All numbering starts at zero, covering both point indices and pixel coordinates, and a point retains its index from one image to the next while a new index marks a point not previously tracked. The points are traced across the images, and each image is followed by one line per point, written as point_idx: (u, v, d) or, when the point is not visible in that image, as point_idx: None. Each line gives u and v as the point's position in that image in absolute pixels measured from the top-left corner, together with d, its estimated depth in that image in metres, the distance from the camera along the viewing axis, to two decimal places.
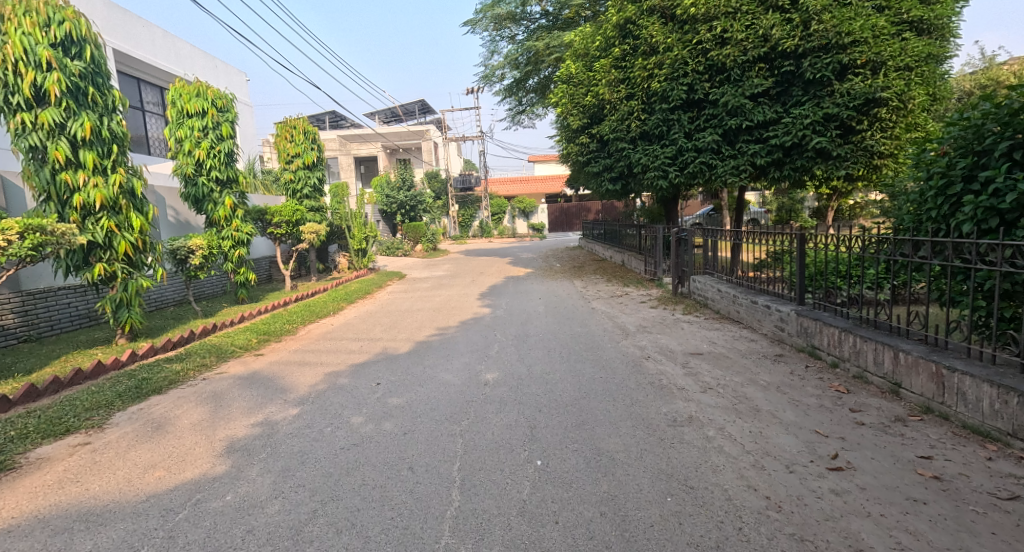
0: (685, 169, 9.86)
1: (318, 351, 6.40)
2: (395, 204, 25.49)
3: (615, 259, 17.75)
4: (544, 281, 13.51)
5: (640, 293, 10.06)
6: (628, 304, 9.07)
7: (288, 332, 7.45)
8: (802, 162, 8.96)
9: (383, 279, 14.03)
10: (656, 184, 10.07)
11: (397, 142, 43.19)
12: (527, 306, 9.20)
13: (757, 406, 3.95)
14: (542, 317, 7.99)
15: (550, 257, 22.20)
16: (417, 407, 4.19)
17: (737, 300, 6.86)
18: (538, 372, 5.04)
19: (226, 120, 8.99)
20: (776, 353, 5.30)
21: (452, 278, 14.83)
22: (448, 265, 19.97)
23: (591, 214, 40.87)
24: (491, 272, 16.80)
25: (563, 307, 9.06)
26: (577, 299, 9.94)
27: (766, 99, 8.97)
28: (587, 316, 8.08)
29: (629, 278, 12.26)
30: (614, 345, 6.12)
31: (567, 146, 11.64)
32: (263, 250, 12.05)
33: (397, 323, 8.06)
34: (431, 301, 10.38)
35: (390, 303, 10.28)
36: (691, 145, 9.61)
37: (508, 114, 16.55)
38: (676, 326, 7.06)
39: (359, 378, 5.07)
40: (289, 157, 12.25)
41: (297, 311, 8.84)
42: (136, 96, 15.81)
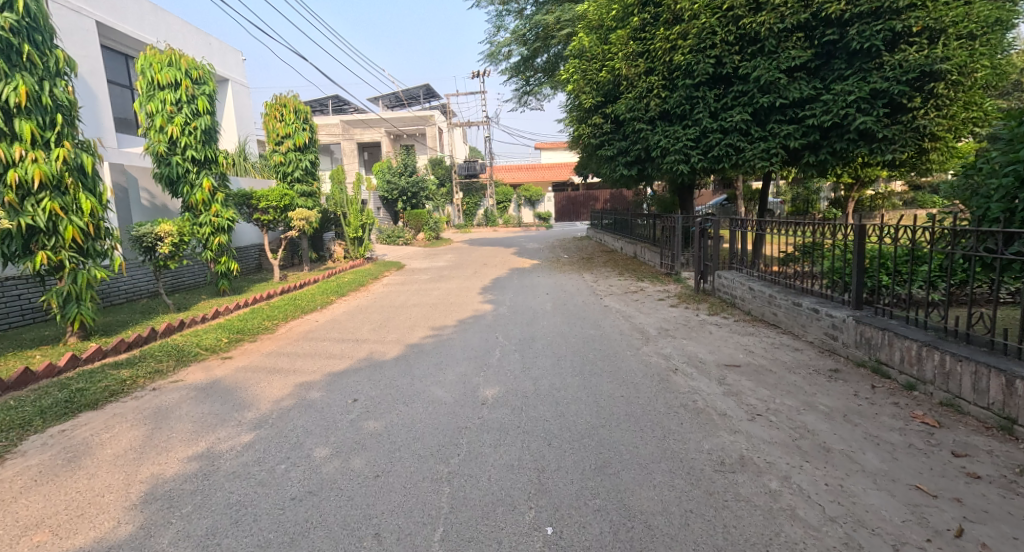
0: (709, 153, 9.03)
1: (295, 353, 5.60)
2: (397, 190, 24.66)
3: (626, 250, 16.90)
4: (551, 273, 12.70)
5: (657, 289, 9.22)
6: (645, 301, 8.23)
7: (266, 330, 6.68)
8: (842, 145, 8.10)
9: (380, 270, 13.24)
10: (677, 169, 9.26)
11: (401, 128, 42.24)
12: (534, 303, 8.38)
13: (824, 444, 3.14)
14: (550, 317, 7.16)
15: (557, 247, 21.40)
16: (398, 436, 3.39)
17: (774, 301, 6.03)
18: (547, 388, 4.23)
19: (204, 93, 8.13)
20: (830, 368, 4.46)
21: (454, 269, 14.04)
22: (449, 254, 19.16)
23: (599, 203, 39.89)
24: (494, 263, 16.01)
25: (573, 303, 8.24)
26: (588, 295, 9.10)
27: (803, 74, 8.11)
28: (600, 315, 7.26)
29: (642, 272, 11.41)
30: (634, 352, 5.32)
31: (578, 128, 10.79)
32: (250, 238, 11.26)
33: (389, 321, 7.26)
34: (429, 295, 9.58)
35: (385, 297, 9.49)
36: (716, 125, 8.78)
37: (514, 96, 15.62)
38: (703, 329, 6.22)
39: (335, 392, 4.28)
40: (279, 138, 11.46)
41: (281, 305, 8.06)
42: (123, 74, 14.96)
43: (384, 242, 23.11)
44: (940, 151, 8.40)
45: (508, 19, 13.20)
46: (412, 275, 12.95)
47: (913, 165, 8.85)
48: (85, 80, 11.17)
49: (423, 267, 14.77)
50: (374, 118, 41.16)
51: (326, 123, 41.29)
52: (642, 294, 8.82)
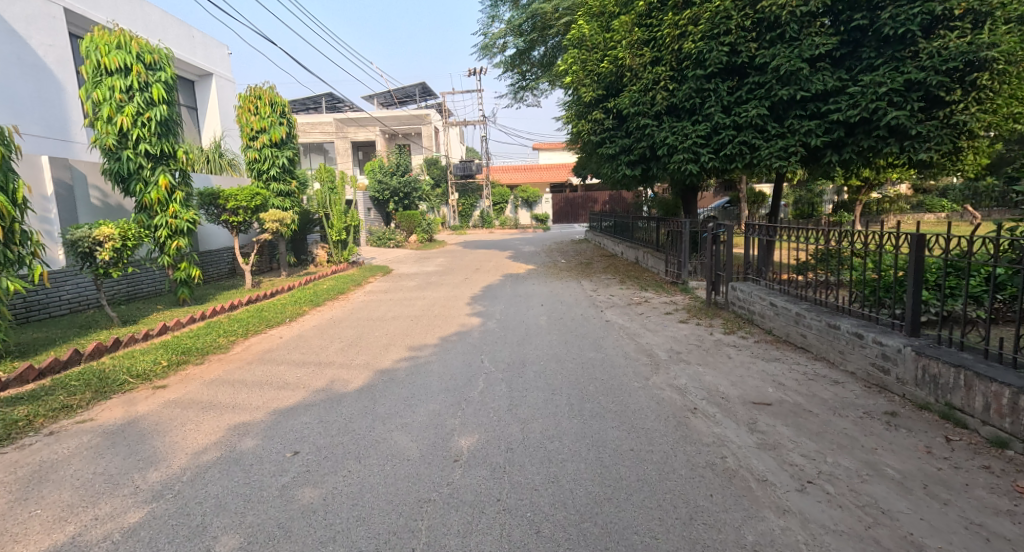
0: (721, 151, 8.27)
1: (244, 380, 4.75)
2: (389, 190, 23.71)
3: (627, 256, 16.08)
4: (547, 281, 11.87)
5: (664, 301, 8.39)
6: (651, 315, 7.40)
7: (219, 349, 5.84)
8: (870, 143, 7.30)
9: (364, 277, 12.41)
10: (685, 169, 8.48)
11: (396, 127, 41.38)
12: (527, 316, 7.55)
13: (912, 538, 2.32)
14: (545, 335, 6.34)
15: (554, 251, 20.57)
16: (339, 517, 2.61)
17: (803, 320, 5.22)
18: (537, 439, 3.42)
19: (158, 81, 7.26)
20: (885, 410, 3.63)
21: (444, 275, 13.19)
22: (441, 258, 18.32)
23: (597, 204, 39.03)
24: (488, 268, 15.18)
25: (571, 317, 7.41)
26: (588, 307, 8.27)
27: (827, 63, 7.36)
28: (602, 333, 6.43)
29: (645, 281, 10.58)
30: (643, 383, 4.51)
31: (577, 124, 9.97)
32: (220, 241, 10.42)
33: (363, 338, 6.42)
34: (413, 306, 8.72)
35: (364, 307, 8.65)
36: (729, 121, 8.02)
37: (509, 92, 14.82)
38: (721, 352, 5.40)
39: (277, 439, 3.46)
40: (253, 133, 10.64)
41: (244, 318, 7.22)
42: None
43: (375, 244, 22.24)
44: (977, 149, 7.61)
45: (502, 9, 12.40)
46: (399, 281, 12.09)
47: (946, 166, 8.06)
48: (55, 70, 9.32)
49: (411, 273, 13.91)
50: (369, 117, 40.30)
51: (319, 121, 40.43)
52: (648, 307, 8.00)
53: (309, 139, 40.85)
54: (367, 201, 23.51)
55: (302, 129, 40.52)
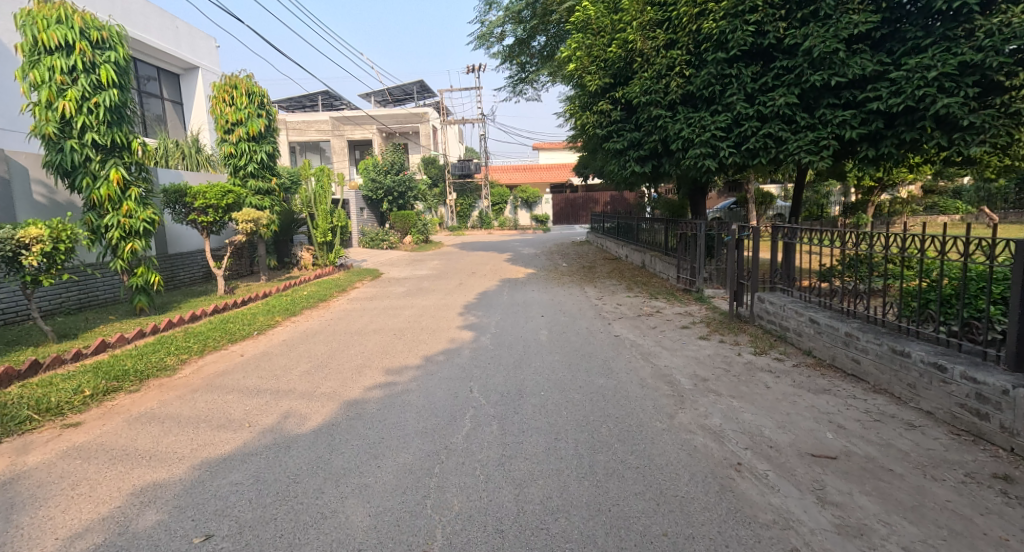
0: (743, 144, 7.46)
1: (178, 414, 3.92)
2: (382, 190, 22.81)
3: (631, 259, 15.25)
4: (547, 287, 11.04)
5: (677, 312, 7.56)
6: (666, 329, 6.57)
7: (164, 371, 4.99)
8: (914, 135, 6.45)
9: (351, 282, 11.57)
10: (702, 165, 7.67)
11: (394, 126, 40.58)
12: (525, 329, 6.73)
13: None
14: (546, 355, 5.50)
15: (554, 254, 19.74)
16: None
17: (855, 342, 4.39)
18: (538, 516, 2.58)
19: (108, 61, 6.39)
20: (992, 473, 2.81)
21: (437, 280, 12.37)
22: (436, 261, 17.48)
23: (598, 205, 38.16)
24: (484, 271, 14.34)
25: (575, 331, 6.58)
26: (594, 318, 7.44)
27: (866, 45, 6.55)
28: (611, 352, 5.60)
29: (654, 288, 9.75)
30: (667, 424, 3.67)
31: (581, 116, 9.14)
32: (190, 243, 9.59)
33: (337, 356, 5.60)
34: (400, 316, 7.89)
35: (346, 318, 7.83)
36: (753, 111, 7.22)
37: (509, 86, 14.01)
38: (755, 379, 4.56)
39: (193, 511, 2.62)
40: (229, 125, 9.82)
41: (205, 330, 6.37)
42: None
43: (367, 246, 21.38)
44: None
45: None
46: (388, 287, 11.25)
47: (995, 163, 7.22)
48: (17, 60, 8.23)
49: (403, 277, 13.10)
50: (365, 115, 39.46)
51: (315, 119, 39.49)
52: (661, 319, 7.18)
53: (304, 138, 39.99)
54: (360, 200, 22.63)
55: (296, 127, 39.42)
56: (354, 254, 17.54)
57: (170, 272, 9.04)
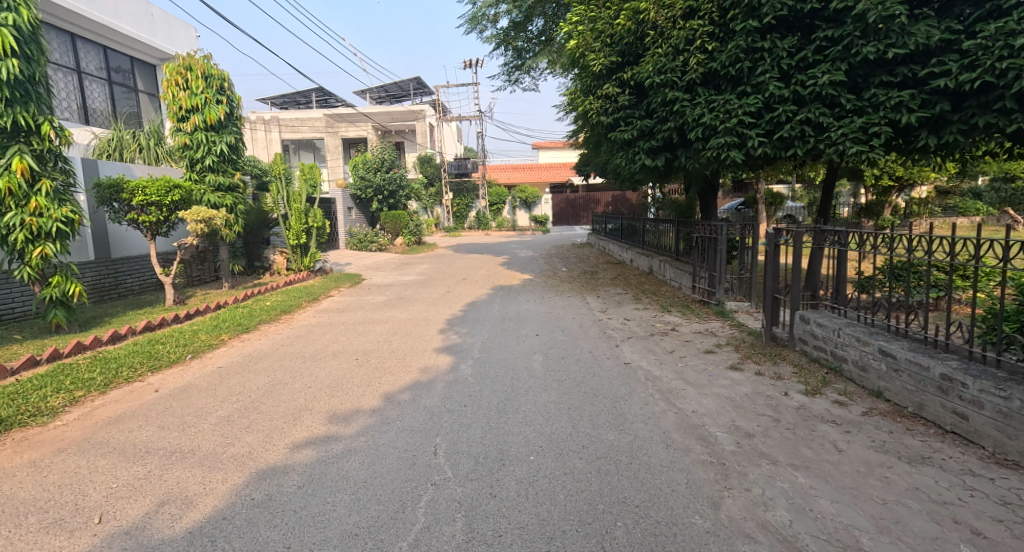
0: (775, 133, 6.32)
1: (17, 493, 2.80)
2: (372, 188, 21.59)
3: (637, 264, 14.10)
4: (544, 296, 9.93)
5: (696, 333, 6.42)
6: (687, 356, 5.43)
7: (40, 416, 3.86)
8: (989, 120, 5.26)
9: (327, 289, 10.46)
10: (725, 158, 6.54)
11: (389, 123, 39.55)
12: (516, 352, 5.60)
13: None
14: (539, 393, 4.36)
15: (553, 257, 18.60)
16: None
17: (960, 391, 3.22)
18: None
19: (5, 24, 5.25)
20: None
21: (423, 287, 11.23)
22: (427, 265, 16.36)
23: (599, 206, 36.94)
24: (477, 277, 13.23)
25: (575, 357, 5.45)
26: (598, 339, 6.29)
27: (930, 11, 5.41)
28: (622, 390, 4.46)
29: (665, 300, 8.61)
30: (709, 520, 2.55)
31: (583, 102, 8.05)
32: (134, 245, 8.57)
33: (275, 391, 4.45)
34: (370, 334, 6.74)
35: (307, 336, 6.68)
36: (788, 92, 6.08)
37: (503, 74, 12.90)
38: (819, 437, 3.41)
39: None
40: (182, 112, 8.71)
41: (124, 354, 5.25)
42: None
43: (355, 248, 20.20)
44: None
45: None
46: (366, 296, 10.09)
47: None
48: None
49: (386, 283, 11.93)
50: (359, 112, 38.38)
51: (309, 117, 38.83)
52: (679, 341, 6.04)
53: (296, 136, 38.92)
54: (349, 200, 21.51)
55: (290, 125, 39.05)
56: (338, 256, 16.43)
57: (116, 278, 8.18)
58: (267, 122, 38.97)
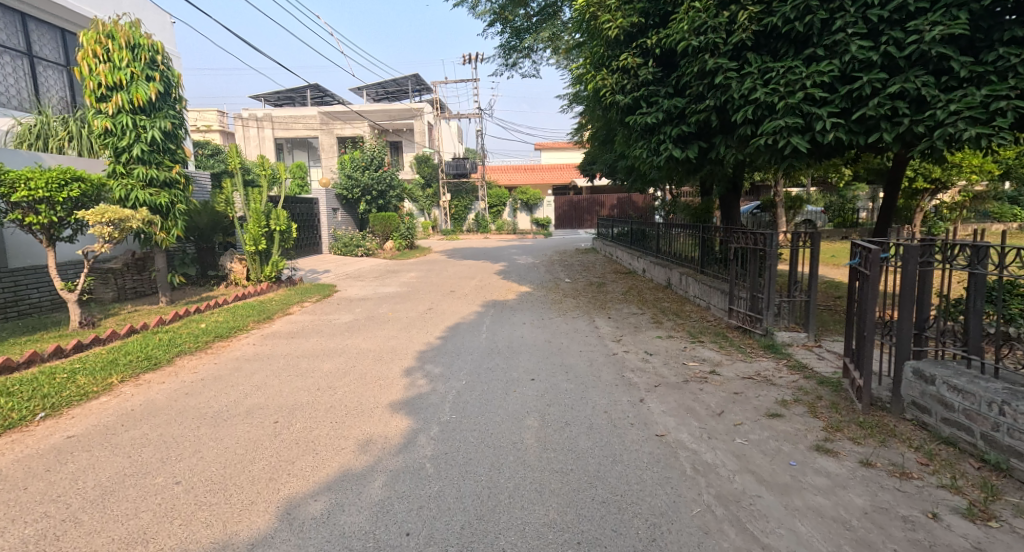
0: (853, 111, 4.72)
1: None
2: (359, 188, 20.05)
3: (650, 275, 12.50)
4: (543, 315, 8.36)
5: (744, 379, 4.81)
6: (742, 422, 3.83)
7: None
8: None
9: (288, 305, 8.90)
10: (783, 145, 4.95)
11: (386, 122, 38.00)
12: (501, 414, 4.02)
13: None
14: (529, 505, 2.79)
15: (555, 264, 17.02)
16: None
17: None
18: None
19: None
20: None
21: (402, 302, 9.61)
22: (415, 273, 14.80)
23: (604, 209, 35.17)
24: (467, 288, 11.67)
25: (585, 424, 3.87)
26: (614, 389, 4.68)
27: None
28: (657, 495, 2.88)
29: (691, 327, 7.01)
30: None
31: (594, 78, 6.52)
32: (32, 253, 6.90)
33: (120, 492, 2.88)
34: (315, 374, 5.16)
35: (231, 375, 5.11)
36: (877, 54, 4.47)
37: (501, 57, 11.37)
38: None
39: None
40: (102, 90, 7.13)
41: None
42: None
43: (341, 253, 18.67)
44: None
45: None
46: (331, 313, 8.47)
47: None
48: None
49: (361, 296, 10.30)
50: (355, 110, 36.95)
51: (303, 115, 37.48)
52: (725, 394, 4.43)
53: (290, 133, 37.53)
54: (335, 200, 19.93)
55: (284, 123, 37.68)
56: (318, 264, 14.89)
57: (13, 294, 6.60)
58: (261, 120, 37.63)
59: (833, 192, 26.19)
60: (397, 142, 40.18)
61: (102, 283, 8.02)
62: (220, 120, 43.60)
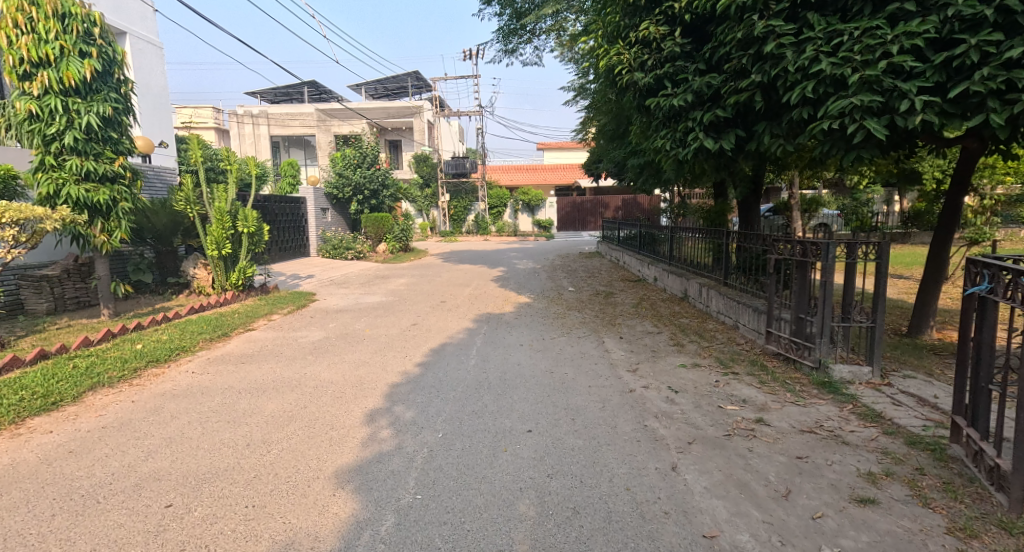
0: (951, 85, 3.61)
1: None
2: (350, 187, 18.95)
3: (662, 284, 11.40)
4: (544, 333, 7.26)
5: (803, 436, 3.71)
6: (824, 513, 2.74)
7: None
8: None
9: (254, 319, 7.83)
10: (850, 130, 3.86)
11: (384, 120, 36.94)
12: (486, 497, 2.94)
13: None
14: None
15: (558, 270, 15.94)
16: None
17: None
18: None
19: None
20: None
21: (384, 315, 8.51)
22: (405, 279, 13.72)
23: (608, 211, 33.87)
24: (460, 298, 10.58)
25: (601, 514, 2.79)
26: (635, 449, 3.59)
27: None
28: None
29: (718, 354, 5.91)
30: None
31: (608, 54, 5.48)
32: None
33: None
34: (252, 419, 4.07)
35: (146, 418, 4.03)
36: (990, 8, 3.36)
37: (498, 43, 10.35)
38: None
39: None
40: (25, 66, 6.07)
41: None
42: None
43: (329, 256, 17.61)
44: None
45: None
46: (300, 329, 7.39)
47: None
48: None
49: (340, 307, 9.20)
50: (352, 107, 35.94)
51: (300, 112, 36.45)
52: (784, 459, 3.33)
53: (286, 131, 36.58)
54: (324, 200, 18.85)
55: (280, 120, 36.69)
56: (302, 269, 13.81)
57: None
58: (256, 117, 36.58)
59: (850, 195, 24.90)
60: (396, 140, 39.06)
61: (34, 293, 6.94)
62: (216, 117, 42.69)
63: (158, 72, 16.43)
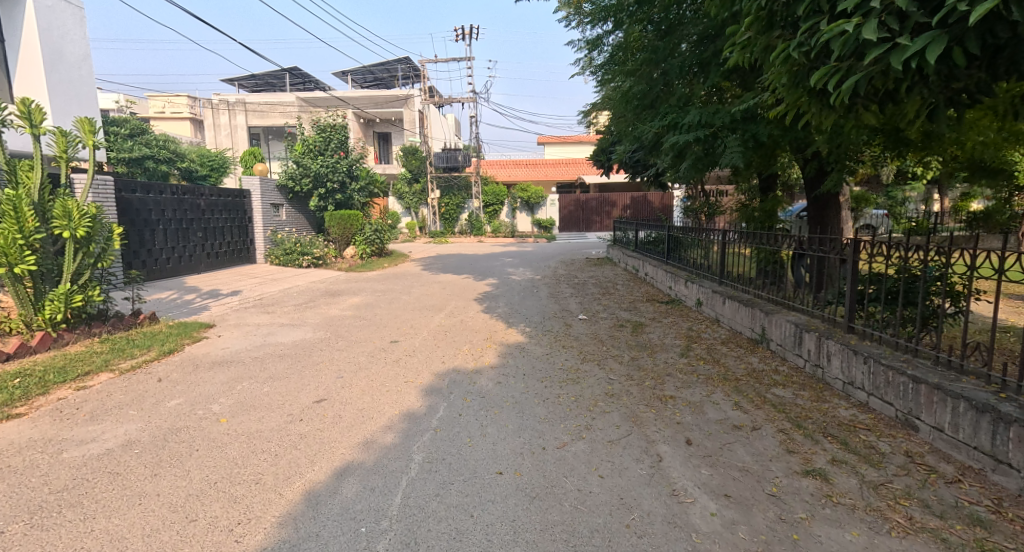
0: None
1: None
2: (309, 178, 15.74)
3: (707, 311, 8.21)
4: (542, 428, 4.05)
5: None
6: None
7: None
8: None
9: (46, 389, 4.56)
10: None
11: (370, 110, 33.62)
12: None
13: None
14: None
15: (561, 282, 12.74)
16: None
17: None
18: None
19: None
20: None
21: (283, 376, 5.25)
22: (360, 296, 10.49)
23: (615, 210, 30.50)
24: (421, 332, 7.36)
25: None
26: None
27: None
28: None
29: (935, 528, 2.69)
30: None
31: None
32: None
33: None
34: None
35: None
36: None
37: None
38: None
39: None
40: None
41: None
42: None
43: (280, 262, 14.40)
44: None
45: None
46: (106, 415, 4.12)
47: None
48: None
49: (228, 356, 5.94)
50: (335, 96, 32.69)
51: (279, 101, 33.19)
52: None
53: (264, 122, 33.31)
54: (277, 194, 15.60)
55: (257, 110, 33.40)
56: (228, 287, 10.55)
57: None
58: (232, 106, 33.35)
59: (890, 193, 21.71)
60: (385, 133, 35.81)
61: None
62: (192, 106, 39.45)
63: (76, 37, 11.40)
